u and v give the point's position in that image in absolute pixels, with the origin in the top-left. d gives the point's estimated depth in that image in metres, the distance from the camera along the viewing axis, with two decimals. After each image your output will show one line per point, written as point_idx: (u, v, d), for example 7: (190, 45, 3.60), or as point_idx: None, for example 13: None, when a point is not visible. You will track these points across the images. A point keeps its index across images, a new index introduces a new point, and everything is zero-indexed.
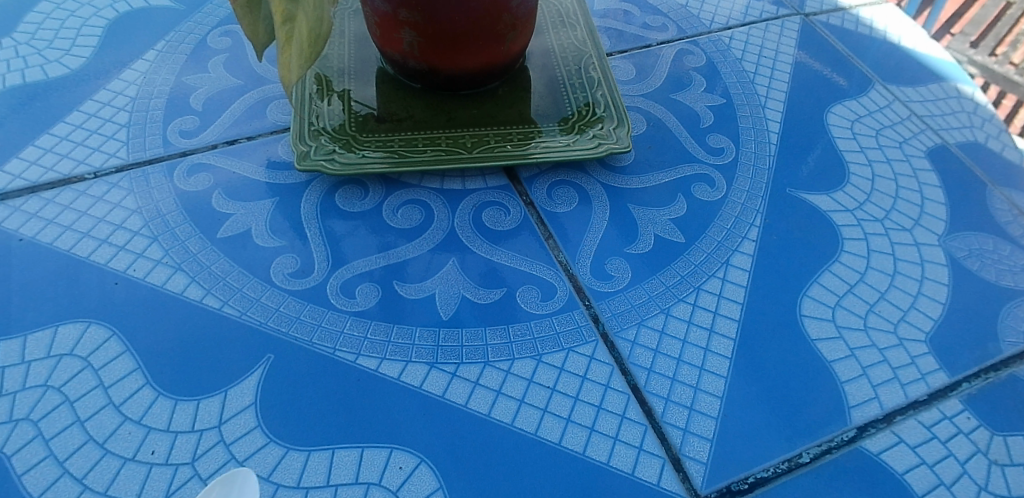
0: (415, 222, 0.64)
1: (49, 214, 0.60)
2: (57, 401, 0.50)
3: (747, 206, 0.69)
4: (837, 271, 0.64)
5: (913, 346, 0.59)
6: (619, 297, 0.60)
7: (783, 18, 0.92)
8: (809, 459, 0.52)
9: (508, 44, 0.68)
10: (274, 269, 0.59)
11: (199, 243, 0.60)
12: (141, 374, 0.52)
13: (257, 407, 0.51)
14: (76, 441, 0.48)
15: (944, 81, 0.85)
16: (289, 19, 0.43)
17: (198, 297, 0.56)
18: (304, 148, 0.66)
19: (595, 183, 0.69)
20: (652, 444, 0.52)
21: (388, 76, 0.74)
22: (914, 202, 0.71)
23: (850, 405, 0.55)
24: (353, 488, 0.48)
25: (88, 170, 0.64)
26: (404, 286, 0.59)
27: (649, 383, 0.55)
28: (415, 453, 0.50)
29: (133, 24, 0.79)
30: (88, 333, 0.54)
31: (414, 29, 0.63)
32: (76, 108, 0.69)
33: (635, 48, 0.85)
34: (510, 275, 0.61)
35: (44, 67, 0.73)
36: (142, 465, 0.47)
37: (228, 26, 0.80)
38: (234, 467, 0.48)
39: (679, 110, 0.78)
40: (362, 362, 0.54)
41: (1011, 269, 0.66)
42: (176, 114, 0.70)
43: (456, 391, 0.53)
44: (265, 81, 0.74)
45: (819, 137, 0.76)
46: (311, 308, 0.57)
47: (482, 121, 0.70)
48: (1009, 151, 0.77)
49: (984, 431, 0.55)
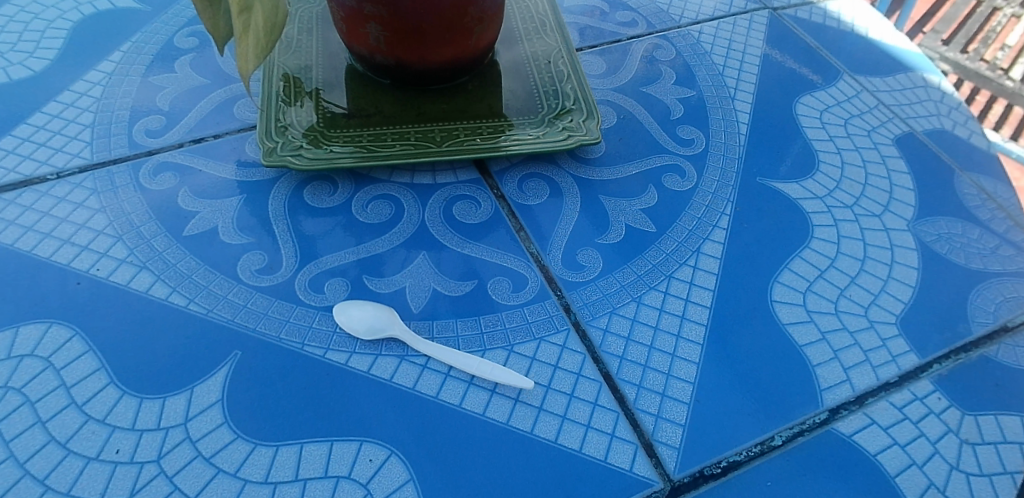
0: (384, 217, 0.63)
1: (10, 216, 0.60)
2: (18, 402, 0.49)
3: (718, 195, 0.69)
4: (808, 257, 0.64)
5: (884, 329, 0.60)
6: (591, 287, 0.60)
7: (751, 12, 0.92)
8: (782, 442, 0.53)
9: (475, 38, 0.68)
10: (242, 266, 0.58)
11: (165, 241, 0.59)
12: (105, 373, 0.51)
13: (223, 404, 0.50)
14: (37, 442, 0.47)
15: (911, 71, 0.86)
16: (246, 9, 0.43)
17: (164, 295, 0.56)
18: (270, 144, 0.65)
19: (566, 176, 0.69)
20: (624, 430, 0.52)
21: (358, 73, 0.73)
22: (882, 188, 0.71)
23: (822, 388, 0.56)
24: (322, 481, 0.47)
25: (51, 170, 0.63)
26: (375, 281, 0.59)
27: (621, 370, 0.55)
28: (385, 445, 0.49)
29: (99, 26, 0.78)
30: (51, 333, 0.53)
31: (380, 23, 0.63)
32: (40, 109, 0.69)
33: (605, 44, 0.86)
34: (482, 267, 0.61)
35: (7, 69, 0.72)
36: (105, 464, 0.47)
37: (194, 27, 0.79)
38: (200, 464, 0.47)
39: (649, 102, 0.78)
40: (330, 357, 0.54)
41: (978, 252, 0.66)
42: (141, 114, 0.69)
43: (427, 383, 0.53)
44: (233, 81, 0.73)
45: (787, 127, 0.77)
46: (279, 304, 0.56)
47: (452, 115, 0.70)
48: (976, 138, 0.78)
49: (955, 410, 0.55)
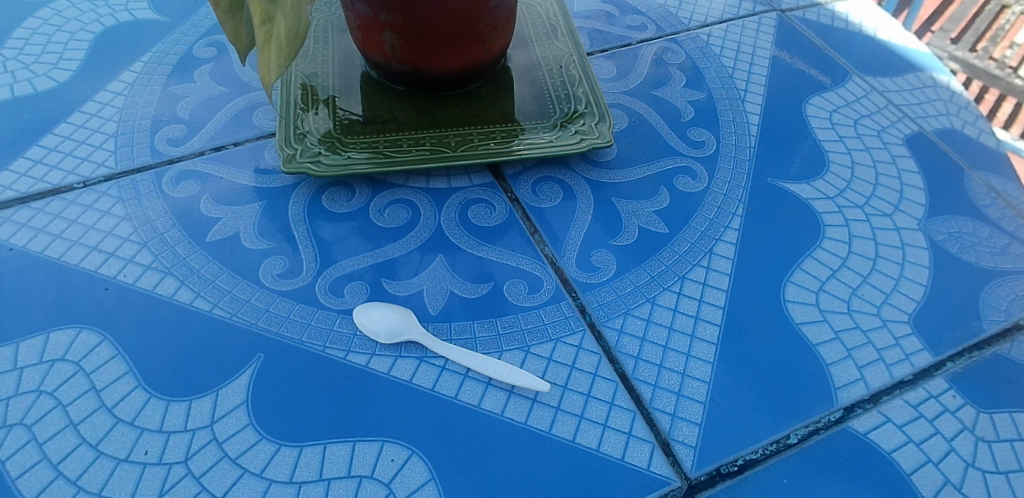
0: (401, 221, 0.64)
1: (38, 224, 0.61)
2: (50, 405, 0.51)
3: (729, 196, 0.70)
4: (819, 257, 0.65)
5: (897, 327, 0.60)
6: (606, 288, 0.61)
7: (760, 14, 0.93)
8: (797, 440, 0.53)
9: (488, 44, 0.69)
10: (263, 271, 0.59)
11: (188, 247, 0.60)
12: (133, 376, 0.52)
13: (248, 406, 0.51)
14: (69, 444, 0.49)
15: (920, 71, 0.86)
16: (268, 20, 0.44)
17: (189, 300, 0.57)
18: (289, 151, 0.66)
19: (578, 179, 0.70)
20: (641, 429, 0.52)
21: (373, 80, 0.75)
22: (893, 188, 0.72)
23: (837, 387, 0.56)
24: (346, 481, 0.48)
25: (78, 179, 0.65)
26: (393, 284, 0.60)
27: (637, 370, 0.56)
28: (407, 445, 0.50)
29: (120, 37, 0.80)
30: (80, 338, 0.54)
31: (395, 31, 0.64)
32: (65, 120, 0.70)
33: (615, 48, 0.87)
34: (497, 270, 0.62)
35: (32, 81, 0.74)
36: (134, 465, 0.48)
37: (212, 36, 0.81)
38: (226, 464, 0.48)
39: (660, 106, 0.79)
40: (351, 358, 0.55)
41: (990, 251, 0.67)
42: (163, 123, 0.71)
43: (446, 384, 0.54)
44: (251, 89, 0.75)
45: (797, 128, 0.78)
46: (301, 308, 0.57)
47: (465, 121, 0.72)
48: (985, 137, 0.78)
49: (970, 408, 0.55)
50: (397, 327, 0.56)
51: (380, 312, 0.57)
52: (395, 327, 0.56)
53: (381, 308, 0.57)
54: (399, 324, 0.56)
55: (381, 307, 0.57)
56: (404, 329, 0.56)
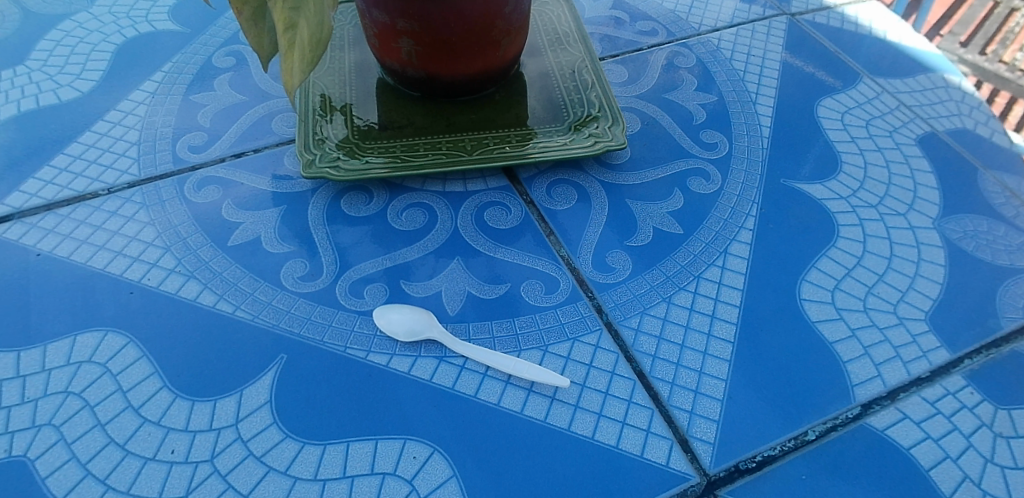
0: (419, 224, 0.65)
1: (65, 230, 0.63)
2: (79, 406, 0.52)
3: (743, 197, 0.70)
4: (834, 256, 0.65)
5: (913, 325, 0.60)
6: (621, 288, 0.62)
7: (770, 18, 0.94)
8: (815, 437, 0.53)
9: (503, 50, 0.70)
10: (285, 273, 0.60)
11: (211, 251, 0.61)
12: (159, 377, 0.53)
13: (272, 405, 0.52)
14: (98, 443, 0.50)
15: (931, 72, 0.86)
16: (291, 26, 0.45)
17: (212, 302, 0.58)
18: (309, 157, 0.67)
19: (593, 181, 0.71)
20: (659, 426, 0.53)
21: (389, 87, 0.76)
22: (906, 188, 0.72)
23: (853, 384, 0.56)
24: (369, 478, 0.49)
25: (102, 186, 0.66)
26: (411, 285, 0.61)
27: (654, 369, 0.56)
28: (428, 443, 0.51)
29: (140, 48, 0.81)
30: (106, 341, 0.55)
31: (412, 38, 0.66)
32: (88, 128, 0.72)
33: (626, 53, 0.88)
34: (513, 270, 0.62)
35: (56, 92, 0.75)
36: (161, 464, 0.49)
37: (231, 46, 0.82)
38: (252, 462, 0.49)
39: (673, 109, 0.80)
40: (372, 358, 0.55)
41: (1006, 248, 0.67)
42: (185, 131, 0.72)
43: (466, 383, 0.54)
44: (269, 97, 0.76)
45: (809, 129, 0.78)
46: (322, 310, 0.58)
47: (480, 125, 0.73)
48: (999, 136, 0.78)
49: (988, 405, 0.55)
50: (415, 326, 0.57)
51: (398, 312, 0.58)
52: (413, 327, 0.57)
53: (398, 309, 0.58)
54: (417, 324, 0.57)
55: (398, 309, 0.58)
56: (423, 328, 0.57)
